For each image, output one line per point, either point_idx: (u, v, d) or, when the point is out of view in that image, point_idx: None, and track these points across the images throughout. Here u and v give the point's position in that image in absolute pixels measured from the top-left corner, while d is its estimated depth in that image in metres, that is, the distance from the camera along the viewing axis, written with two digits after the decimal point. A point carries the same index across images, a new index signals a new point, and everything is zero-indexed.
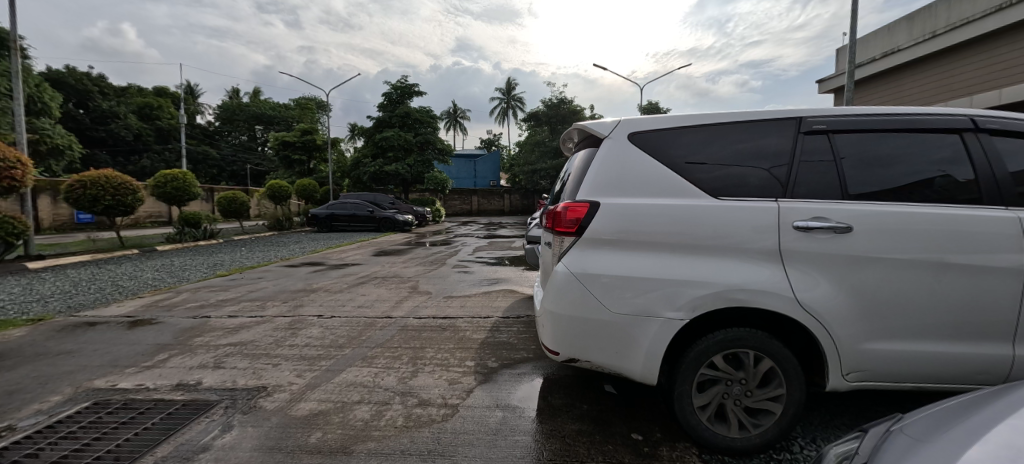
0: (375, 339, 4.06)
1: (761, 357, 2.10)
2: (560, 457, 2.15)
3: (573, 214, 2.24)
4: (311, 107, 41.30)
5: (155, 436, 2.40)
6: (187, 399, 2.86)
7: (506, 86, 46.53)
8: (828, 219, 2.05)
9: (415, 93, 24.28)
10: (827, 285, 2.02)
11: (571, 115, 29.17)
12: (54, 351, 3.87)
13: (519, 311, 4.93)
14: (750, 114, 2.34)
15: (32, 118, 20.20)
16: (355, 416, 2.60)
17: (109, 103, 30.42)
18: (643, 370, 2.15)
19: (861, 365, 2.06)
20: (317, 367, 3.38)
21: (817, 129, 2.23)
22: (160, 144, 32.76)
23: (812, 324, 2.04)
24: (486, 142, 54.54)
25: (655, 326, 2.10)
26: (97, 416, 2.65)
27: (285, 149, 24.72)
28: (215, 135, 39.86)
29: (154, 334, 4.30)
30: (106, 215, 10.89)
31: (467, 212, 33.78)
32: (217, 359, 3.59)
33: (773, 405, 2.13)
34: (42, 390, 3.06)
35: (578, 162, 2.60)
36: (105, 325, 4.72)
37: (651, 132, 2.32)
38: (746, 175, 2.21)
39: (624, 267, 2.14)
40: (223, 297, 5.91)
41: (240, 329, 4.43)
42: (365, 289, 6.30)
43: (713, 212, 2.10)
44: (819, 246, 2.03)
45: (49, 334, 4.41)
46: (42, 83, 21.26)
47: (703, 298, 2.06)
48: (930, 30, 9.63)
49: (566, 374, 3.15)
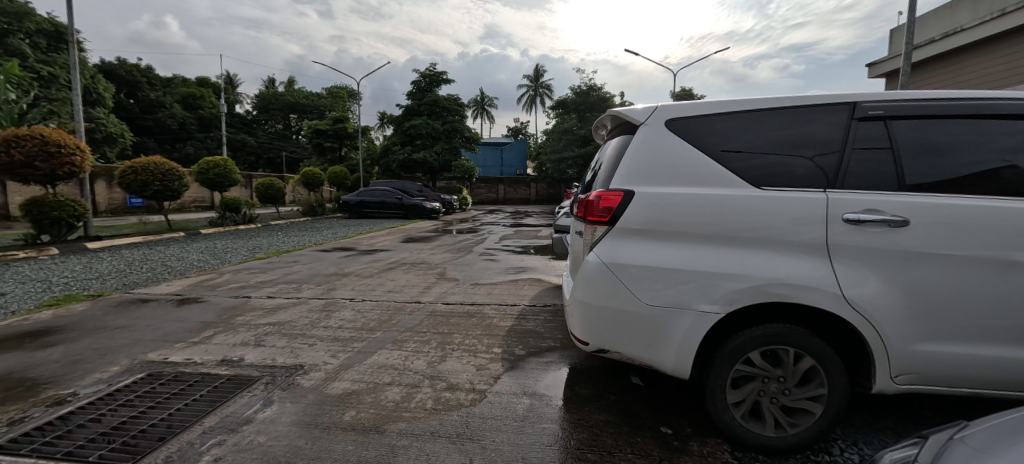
0: (405, 323, 4.15)
1: (802, 355, 2.02)
2: (588, 447, 2.15)
3: (607, 203, 2.19)
4: (343, 96, 42.09)
5: (204, 407, 2.55)
6: (231, 374, 3.02)
7: (534, 73, 46.08)
8: (882, 212, 1.94)
9: (444, 81, 24.28)
10: (876, 282, 1.92)
11: (601, 102, 28.50)
12: (112, 325, 4.15)
13: (547, 300, 4.93)
14: (798, 99, 2.22)
15: (88, 107, 21.58)
16: (388, 396, 2.68)
17: (157, 93, 32.01)
18: (674, 366, 2.11)
19: (910, 367, 1.95)
20: (350, 349, 3.48)
21: (873, 115, 2.10)
22: (203, 132, 34.33)
23: (860, 322, 1.94)
24: (514, 131, 54.52)
25: (689, 319, 2.06)
26: (151, 386, 2.83)
27: (319, 137, 25.46)
28: (253, 124, 41.44)
29: (201, 312, 4.56)
30: (156, 199, 11.50)
31: (492, 201, 34.00)
32: (258, 338, 3.76)
33: (813, 405, 2.05)
34: (103, 360, 3.29)
35: (612, 149, 2.53)
36: (156, 302, 5.03)
37: (691, 119, 2.24)
38: (789, 164, 2.11)
39: (653, 259, 2.10)
40: (262, 279, 6.18)
41: (278, 309, 4.62)
42: (395, 275, 6.45)
43: (754, 203, 2.02)
44: (868, 240, 1.93)
45: (108, 309, 4.74)
46: (96, 74, 22.72)
47: (740, 292, 2.00)
48: (1000, 7, 8.78)
49: (593, 365, 3.13)
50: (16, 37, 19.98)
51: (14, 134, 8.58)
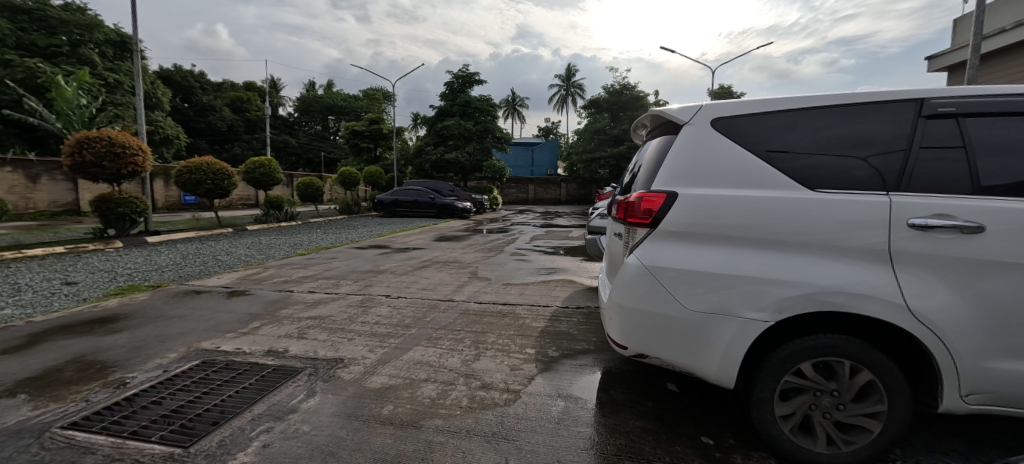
0: (439, 320, 4.21)
1: (858, 368, 1.90)
2: (625, 454, 2.10)
3: (648, 205, 2.15)
4: (377, 98, 43.22)
5: (253, 394, 2.68)
6: (277, 364, 3.15)
7: (566, 73, 45.76)
8: (952, 217, 1.80)
9: (477, 81, 24.48)
10: (945, 293, 1.78)
11: (635, 101, 27.98)
12: (170, 315, 4.43)
13: (580, 302, 4.88)
14: (858, 95, 2.09)
15: (148, 112, 23.13)
16: (423, 393, 2.72)
17: (208, 97, 33.91)
18: (718, 374, 2.03)
19: (981, 386, 1.80)
20: (387, 344, 3.57)
21: (943, 113, 1.96)
22: (248, 134, 36.10)
23: (925, 334, 1.81)
24: (545, 131, 54.37)
25: (734, 327, 1.98)
26: (206, 373, 3.00)
27: (355, 138, 26.26)
28: (294, 126, 43.20)
29: (248, 304, 4.79)
30: (208, 197, 12.18)
31: (523, 200, 34.04)
32: (301, 330, 3.91)
33: (870, 421, 1.93)
34: (162, 347, 3.51)
35: (653, 150, 2.47)
36: (208, 293, 5.33)
37: (739, 117, 2.16)
38: (847, 166, 1.99)
39: (697, 264, 2.03)
40: (303, 274, 6.43)
41: (318, 304, 4.79)
42: (428, 273, 6.56)
43: (808, 206, 1.92)
44: (936, 247, 1.79)
45: (166, 299, 5.06)
46: (154, 81, 24.30)
47: (791, 300, 1.90)
48: None
49: (628, 369, 3.07)
50: (87, 47, 21.68)
51: (86, 136, 9.29)
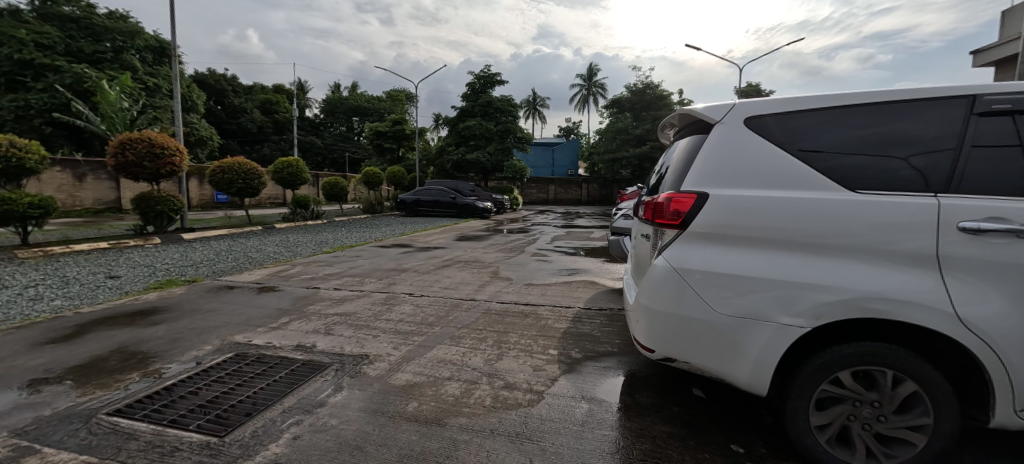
0: (461, 319, 4.23)
1: (902, 378, 1.81)
2: (651, 459, 2.06)
3: (677, 206, 2.10)
4: (400, 99, 43.84)
5: (284, 387, 2.75)
6: (306, 359, 3.23)
7: (588, 72, 45.41)
8: (1009, 220, 1.69)
9: (499, 82, 24.54)
10: (998, 301, 1.68)
11: (658, 101, 27.55)
12: (204, 308, 4.60)
13: (602, 303, 4.83)
14: (903, 92, 2.00)
15: (184, 114, 24.11)
16: (447, 391, 2.74)
17: (240, 100, 35.09)
18: (750, 380, 1.98)
19: None
20: (411, 342, 3.60)
21: (998, 110, 1.85)
22: (277, 135, 37.18)
23: (976, 344, 1.71)
24: (566, 131, 54.11)
25: (767, 332, 1.92)
26: (239, 365, 3.10)
27: (379, 139, 26.70)
28: (320, 127, 44.27)
29: (277, 300, 4.93)
30: (239, 196, 12.59)
31: (543, 201, 33.96)
32: (327, 326, 4.00)
33: (913, 435, 1.84)
34: (197, 339, 3.64)
35: (682, 150, 2.42)
36: (240, 289, 5.51)
37: (774, 116, 2.09)
38: (891, 166, 1.90)
39: (728, 267, 1.98)
40: (329, 271, 6.57)
41: (343, 301, 4.88)
42: (450, 272, 6.61)
43: (848, 208, 1.85)
44: (988, 252, 1.69)
45: (200, 293, 5.25)
46: (190, 84, 25.30)
47: (829, 306, 1.83)
48: None
49: (653, 373, 3.02)
50: (129, 53, 22.76)
51: (129, 137, 9.75)
